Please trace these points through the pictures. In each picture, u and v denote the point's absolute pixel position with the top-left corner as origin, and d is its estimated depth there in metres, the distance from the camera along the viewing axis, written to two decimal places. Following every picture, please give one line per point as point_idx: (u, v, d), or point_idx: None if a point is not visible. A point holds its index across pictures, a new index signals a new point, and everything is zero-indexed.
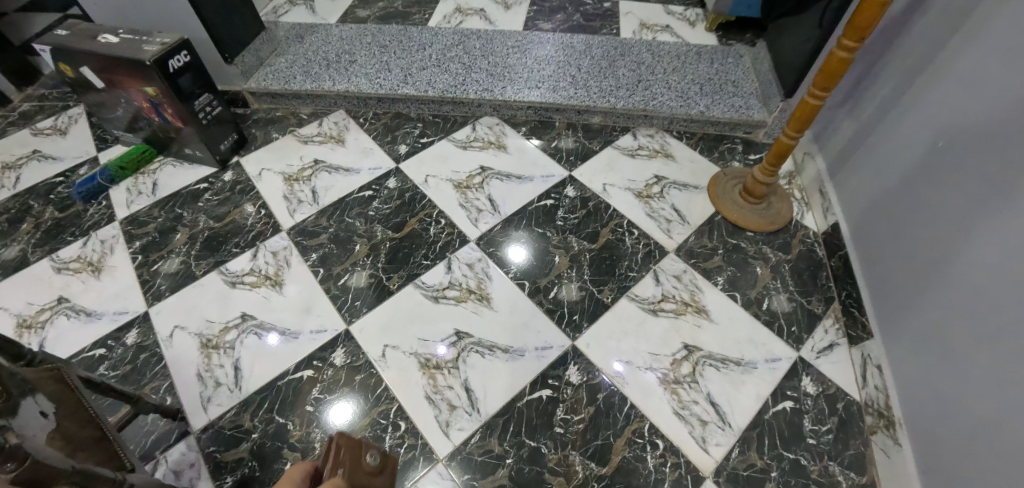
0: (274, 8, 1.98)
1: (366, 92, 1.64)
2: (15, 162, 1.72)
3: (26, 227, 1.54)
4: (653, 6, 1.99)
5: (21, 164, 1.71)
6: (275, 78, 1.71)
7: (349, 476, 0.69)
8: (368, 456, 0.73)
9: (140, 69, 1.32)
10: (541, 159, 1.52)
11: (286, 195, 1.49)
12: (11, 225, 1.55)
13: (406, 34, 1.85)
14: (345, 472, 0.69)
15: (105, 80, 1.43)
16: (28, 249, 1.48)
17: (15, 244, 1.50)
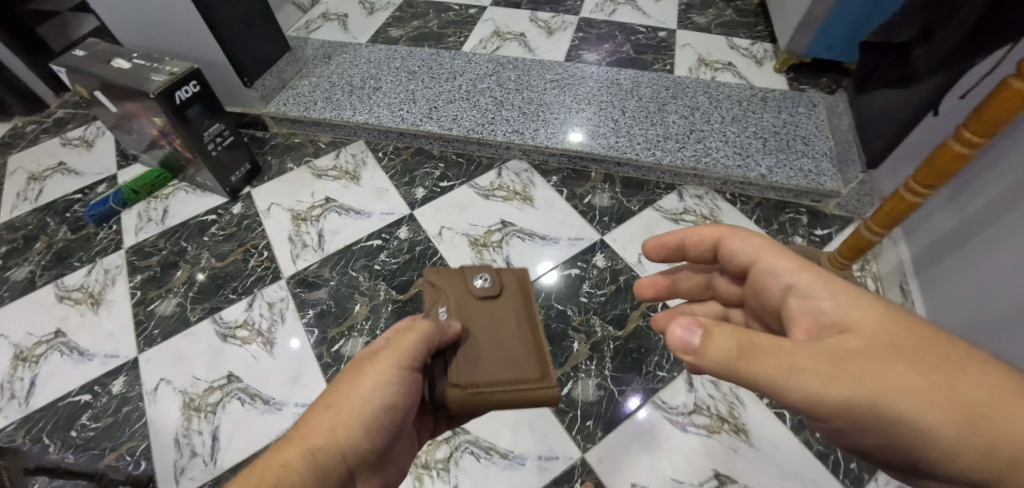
0: (306, 23, 1.92)
1: (387, 125, 1.52)
2: (40, 173, 1.71)
3: (39, 246, 1.51)
4: (713, 39, 1.78)
5: (46, 176, 1.69)
6: (297, 103, 1.61)
7: (457, 306, 0.85)
8: (475, 284, 0.88)
9: (147, 101, 1.25)
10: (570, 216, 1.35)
11: (292, 236, 1.39)
12: (26, 243, 1.52)
13: (438, 59, 1.71)
14: (452, 304, 0.86)
15: (118, 104, 1.37)
16: (37, 271, 1.45)
17: (25, 265, 1.47)
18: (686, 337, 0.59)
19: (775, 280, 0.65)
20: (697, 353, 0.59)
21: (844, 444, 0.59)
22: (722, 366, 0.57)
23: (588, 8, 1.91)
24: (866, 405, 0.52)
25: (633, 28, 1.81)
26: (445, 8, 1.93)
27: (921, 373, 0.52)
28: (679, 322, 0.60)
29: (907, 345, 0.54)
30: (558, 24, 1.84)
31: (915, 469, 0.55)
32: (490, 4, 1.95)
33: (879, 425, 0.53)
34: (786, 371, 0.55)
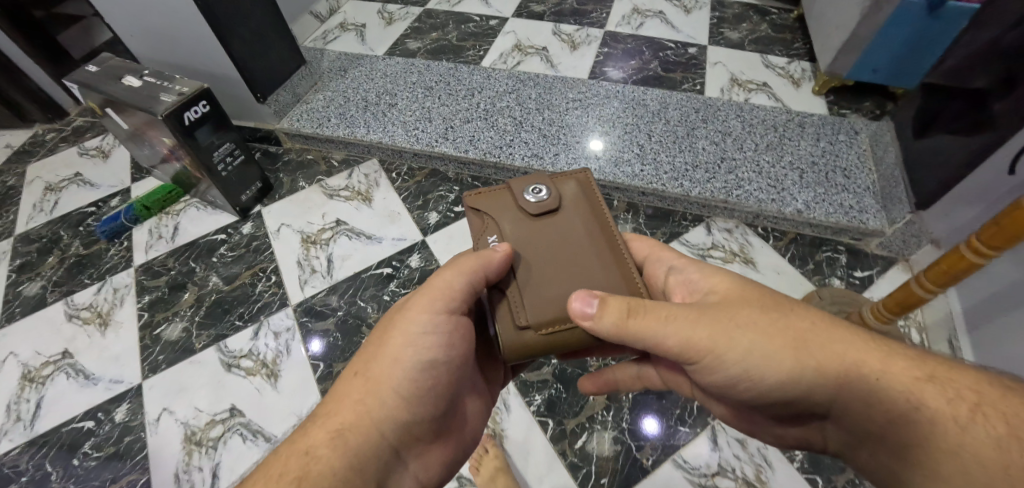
0: (324, 33, 1.88)
1: (401, 145, 1.46)
2: (57, 183, 1.70)
3: (51, 260, 1.50)
4: (746, 57, 1.69)
5: (62, 187, 1.69)
6: (310, 119, 1.57)
7: (514, 223, 0.87)
8: (527, 199, 0.88)
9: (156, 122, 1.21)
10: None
11: (301, 260, 1.35)
12: (39, 256, 1.51)
13: (456, 74, 1.65)
14: (507, 222, 0.88)
15: (128, 121, 1.34)
16: (48, 287, 1.44)
17: (37, 280, 1.46)
18: (584, 303, 0.77)
19: (663, 268, 0.90)
20: (594, 318, 0.76)
21: (716, 389, 0.77)
22: (613, 327, 0.74)
23: (613, 21, 1.83)
24: (722, 344, 0.72)
25: (661, 43, 1.73)
26: (465, 19, 1.87)
27: (762, 319, 0.72)
28: (578, 293, 0.78)
29: (753, 301, 0.75)
30: (582, 38, 1.76)
31: (769, 398, 0.73)
32: (512, 15, 1.88)
33: (733, 359, 0.72)
34: (664, 323, 0.73)
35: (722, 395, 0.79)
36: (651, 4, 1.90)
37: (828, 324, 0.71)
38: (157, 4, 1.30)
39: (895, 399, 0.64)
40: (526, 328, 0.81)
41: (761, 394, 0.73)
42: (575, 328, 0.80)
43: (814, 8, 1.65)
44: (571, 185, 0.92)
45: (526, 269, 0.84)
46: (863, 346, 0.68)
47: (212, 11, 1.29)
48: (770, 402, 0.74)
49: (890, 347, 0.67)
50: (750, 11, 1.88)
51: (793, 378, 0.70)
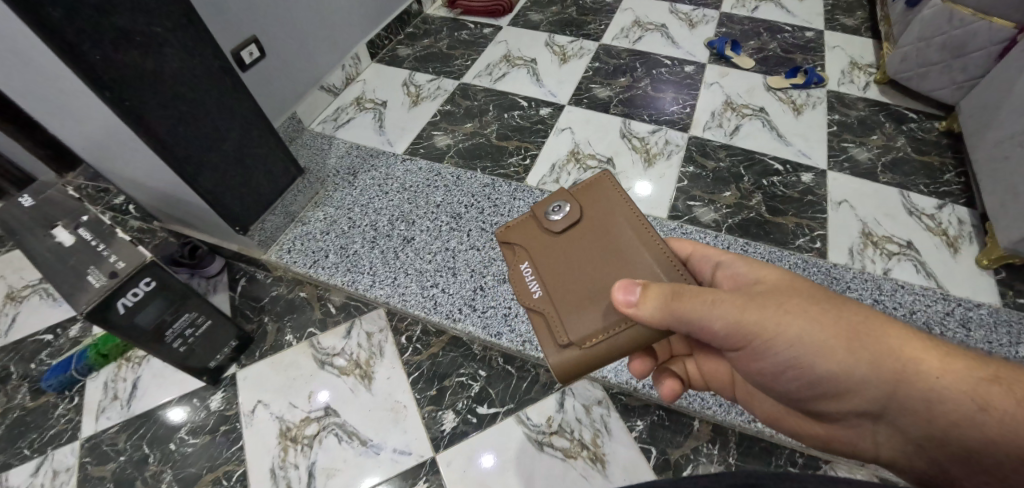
0: (337, 112, 1.53)
1: (413, 312, 1.11)
2: (18, 291, 1.43)
3: None
4: (880, 195, 1.29)
5: (23, 297, 1.41)
6: (304, 252, 1.22)
7: (536, 246, 0.82)
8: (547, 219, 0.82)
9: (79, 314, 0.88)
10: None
11: (274, 469, 1.04)
12: None
13: (493, 195, 1.28)
14: (531, 245, 0.83)
15: None
16: None
17: None
18: (627, 291, 0.69)
19: (705, 262, 0.83)
20: (638, 305, 0.69)
21: (760, 375, 0.74)
22: (658, 310, 0.68)
23: (700, 120, 1.43)
24: (774, 331, 0.67)
25: (763, 163, 1.33)
26: (510, 104, 1.50)
27: (818, 308, 0.67)
28: (621, 282, 0.70)
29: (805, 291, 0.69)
30: (659, 146, 1.37)
31: (817, 387, 0.69)
32: (569, 101, 1.50)
33: (783, 345, 0.68)
34: (717, 308, 0.67)
35: (764, 381, 0.75)
36: (749, 96, 1.49)
37: (886, 317, 0.66)
38: (98, 129, 0.96)
39: (950, 400, 0.61)
40: (569, 345, 0.76)
41: (810, 382, 0.69)
42: (610, 336, 0.75)
43: (987, 137, 1.21)
44: (598, 193, 0.83)
45: (558, 287, 0.78)
46: (916, 344, 0.64)
47: (171, 144, 0.95)
48: (817, 391, 0.70)
49: (947, 347, 0.64)
50: (879, 115, 1.46)
51: (845, 371, 0.66)
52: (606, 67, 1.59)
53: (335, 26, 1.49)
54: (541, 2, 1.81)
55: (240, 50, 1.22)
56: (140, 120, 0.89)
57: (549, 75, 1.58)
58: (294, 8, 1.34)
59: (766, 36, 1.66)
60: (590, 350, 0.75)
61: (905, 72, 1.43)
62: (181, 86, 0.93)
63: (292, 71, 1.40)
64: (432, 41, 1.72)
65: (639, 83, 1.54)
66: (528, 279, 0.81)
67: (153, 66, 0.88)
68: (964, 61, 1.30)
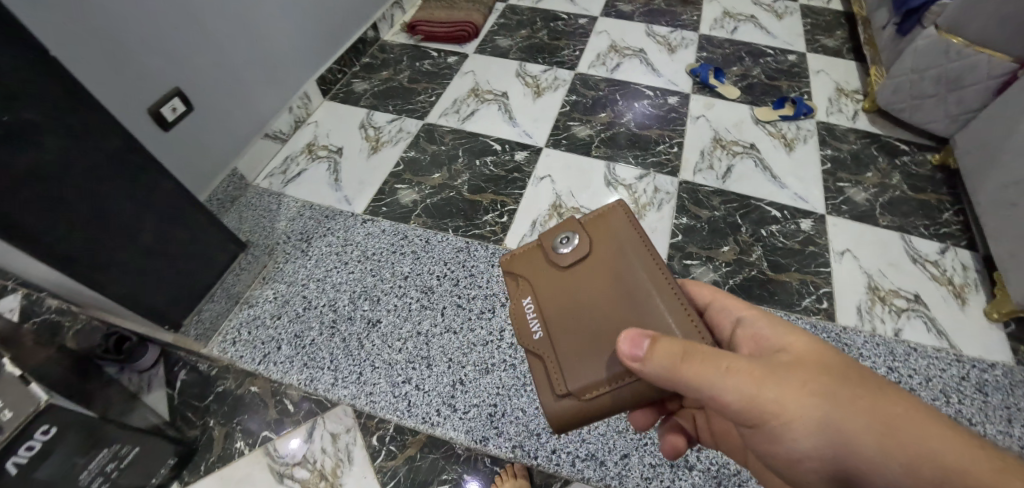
0: (285, 162, 1.35)
1: (384, 416, 0.97)
2: None
3: None
4: (881, 241, 1.21)
5: None
6: (252, 343, 1.06)
7: (541, 282, 0.67)
8: (555, 250, 0.67)
9: None
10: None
11: None
12: None
13: (468, 262, 1.14)
14: (535, 282, 0.68)
15: None
16: None
17: None
18: (634, 342, 0.56)
19: (726, 318, 0.70)
20: (642, 361, 0.55)
21: (770, 457, 0.61)
22: (664, 372, 0.55)
23: (689, 161, 1.32)
24: (793, 412, 0.55)
25: (759, 211, 1.24)
26: (481, 148, 1.35)
27: (845, 392, 0.55)
28: (631, 328, 0.57)
29: (832, 369, 0.57)
30: (648, 195, 1.25)
31: (834, 481, 0.57)
32: (547, 143, 1.36)
33: (801, 429, 0.55)
34: (732, 377, 0.55)
35: (771, 461, 0.62)
36: (738, 130, 1.39)
37: (922, 408, 0.53)
38: None
39: None
40: (564, 396, 0.62)
41: (826, 474, 0.57)
42: (614, 388, 0.60)
43: (990, 180, 1.14)
44: (612, 224, 0.66)
45: (560, 331, 0.64)
46: (961, 446, 0.51)
47: (65, 247, 0.76)
48: (835, 485, 0.57)
49: (1002, 455, 0.50)
50: (872, 148, 1.37)
51: (870, 468, 0.53)
52: (584, 101, 1.46)
53: (275, 66, 1.30)
54: (509, 26, 1.67)
55: (160, 107, 1.02)
56: (16, 227, 0.70)
57: (522, 111, 1.44)
58: (223, 50, 1.14)
59: (749, 61, 1.56)
60: (589, 403, 0.61)
61: (898, 103, 1.34)
62: (76, 176, 0.74)
63: (228, 122, 1.20)
64: (390, 74, 1.55)
65: (620, 120, 1.41)
66: (529, 315, 0.67)
67: (28, 160, 0.69)
68: (960, 95, 1.23)
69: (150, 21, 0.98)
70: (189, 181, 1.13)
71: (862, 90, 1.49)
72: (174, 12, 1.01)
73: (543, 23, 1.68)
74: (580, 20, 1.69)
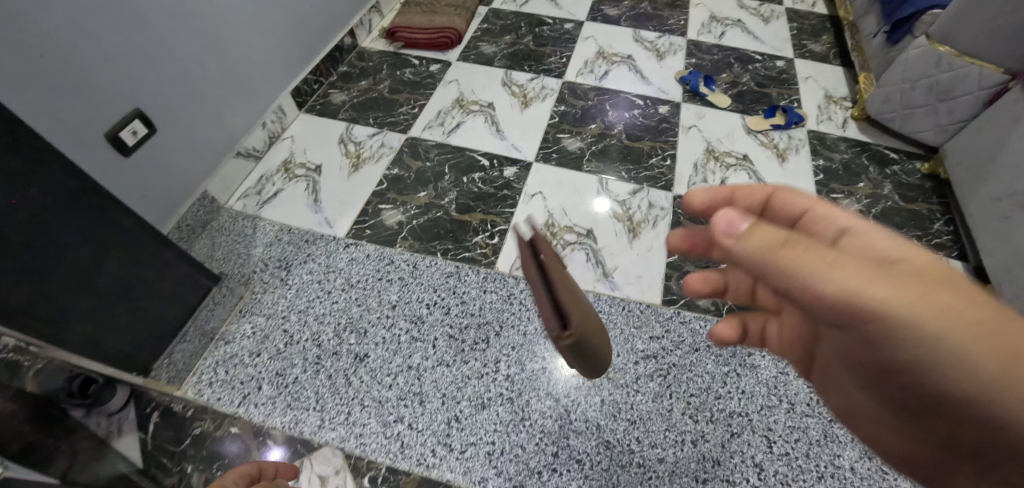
0: (260, 182, 1.27)
1: (375, 459, 0.91)
2: None
3: None
4: None
5: None
6: (230, 384, 0.99)
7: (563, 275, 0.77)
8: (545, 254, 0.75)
9: None
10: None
11: None
12: None
13: (458, 288, 1.09)
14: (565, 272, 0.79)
15: None
16: None
17: None
18: (732, 223, 0.47)
19: (831, 226, 0.53)
20: (738, 240, 0.46)
21: (856, 359, 0.50)
22: (759, 254, 0.45)
23: (683, 175, 1.29)
24: (911, 327, 0.42)
25: None
26: (469, 163, 1.29)
27: (980, 309, 0.40)
28: (728, 210, 0.47)
29: (966, 288, 0.42)
30: (642, 211, 1.22)
31: (931, 400, 0.45)
32: (537, 156, 1.31)
33: (916, 340, 0.42)
34: (835, 270, 0.42)
35: (867, 372, 0.50)
36: (730, 141, 1.37)
37: None
38: None
39: None
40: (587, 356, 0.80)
41: (926, 391, 0.45)
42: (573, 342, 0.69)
43: (982, 192, 1.13)
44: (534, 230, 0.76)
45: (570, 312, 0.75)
46: None
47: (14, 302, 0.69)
48: (927, 406, 0.46)
49: None
50: (862, 157, 1.36)
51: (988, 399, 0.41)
52: (573, 111, 1.41)
53: (245, 80, 1.22)
54: (493, 32, 1.62)
55: (120, 131, 0.94)
56: None
57: (509, 123, 1.38)
58: (187, 65, 1.06)
59: (738, 68, 1.54)
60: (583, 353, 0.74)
61: (888, 113, 1.34)
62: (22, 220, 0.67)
63: (196, 142, 1.12)
64: (370, 84, 1.49)
65: (611, 130, 1.37)
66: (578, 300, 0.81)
67: None
68: (950, 106, 1.21)
69: (105, 38, 0.89)
70: (154, 209, 1.05)
71: (850, 97, 1.47)
72: (132, 29, 0.93)
73: (528, 28, 1.63)
74: (565, 25, 1.64)
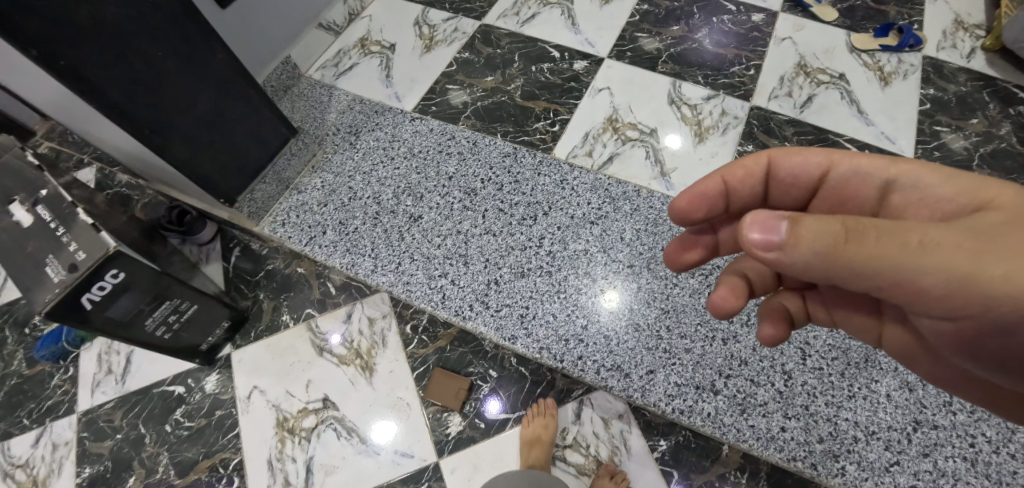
0: (338, 56, 1.34)
1: (419, 305, 1.00)
2: None
3: None
4: None
5: None
6: (299, 226, 1.11)
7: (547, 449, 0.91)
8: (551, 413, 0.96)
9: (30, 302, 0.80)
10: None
11: (272, 461, 1.00)
12: None
13: (513, 167, 1.11)
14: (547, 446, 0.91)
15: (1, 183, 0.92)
16: None
17: None
18: (764, 227, 0.48)
19: (867, 184, 0.60)
20: (783, 248, 0.48)
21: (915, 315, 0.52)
22: (815, 261, 0.48)
23: (766, 86, 1.20)
24: (986, 270, 0.45)
25: (836, 147, 1.12)
26: (539, 54, 1.28)
27: (1008, 239, 0.45)
28: (757, 214, 0.49)
29: (1010, 207, 0.48)
30: (713, 118, 1.17)
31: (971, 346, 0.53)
32: (610, 54, 1.27)
33: (946, 289, 0.46)
34: (889, 247, 0.46)
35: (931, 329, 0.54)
36: (827, 59, 1.23)
37: None
38: (44, 90, 0.82)
39: None
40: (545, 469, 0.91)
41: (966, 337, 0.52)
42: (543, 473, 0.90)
43: None
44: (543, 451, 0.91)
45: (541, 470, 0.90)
46: None
47: (127, 109, 0.79)
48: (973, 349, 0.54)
49: None
50: (983, 92, 1.16)
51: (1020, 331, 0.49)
52: (656, 11, 1.34)
53: None
54: None
55: None
56: (84, 81, 0.73)
57: (586, 17, 1.33)
58: None
59: None
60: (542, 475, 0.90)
61: None
62: (134, 39, 0.76)
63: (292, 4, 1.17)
64: None
65: (694, 35, 1.29)
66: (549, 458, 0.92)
67: (88, 13, 0.70)
68: None
69: None
70: (254, 61, 1.14)
71: (986, 24, 1.23)
72: None
73: None
74: None
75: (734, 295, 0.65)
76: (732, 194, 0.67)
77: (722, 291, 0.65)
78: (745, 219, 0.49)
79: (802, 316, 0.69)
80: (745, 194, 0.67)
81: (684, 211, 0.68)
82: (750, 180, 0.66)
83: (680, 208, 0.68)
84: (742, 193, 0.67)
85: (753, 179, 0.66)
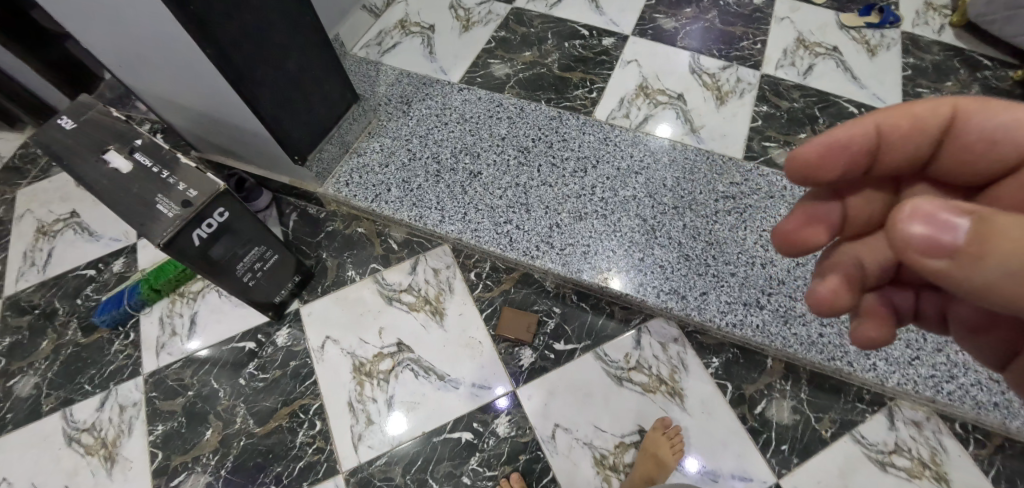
0: (379, 35, 1.43)
1: (488, 248, 1.09)
2: (51, 225, 1.35)
3: (47, 346, 1.19)
4: None
5: (57, 231, 1.34)
6: (363, 185, 1.18)
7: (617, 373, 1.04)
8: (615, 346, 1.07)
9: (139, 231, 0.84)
10: (830, 464, 0.95)
11: (353, 402, 1.06)
12: (34, 335, 1.21)
13: (560, 128, 1.22)
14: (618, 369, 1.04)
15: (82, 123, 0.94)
16: (44, 387, 1.15)
17: (31, 374, 1.16)
18: (937, 219, 0.39)
19: None
20: (957, 254, 0.39)
21: None
22: (999, 279, 0.38)
23: (772, 58, 1.36)
24: None
25: (837, 106, 1.28)
26: (570, 32, 1.40)
27: None
28: (925, 201, 0.39)
29: None
30: (730, 84, 1.31)
31: None
32: (633, 31, 1.41)
33: None
34: None
35: None
36: (822, 33, 1.40)
37: None
38: (143, 36, 0.86)
39: None
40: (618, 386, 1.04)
41: None
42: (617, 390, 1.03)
43: None
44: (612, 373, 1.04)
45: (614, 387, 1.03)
46: None
47: (235, 60, 0.86)
48: None
49: None
50: (954, 60, 1.35)
51: None
52: None
53: None
54: None
55: None
56: (205, 28, 0.79)
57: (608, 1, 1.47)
58: None
59: None
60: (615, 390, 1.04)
61: (989, 15, 1.29)
62: None
63: None
64: None
65: (705, 16, 1.45)
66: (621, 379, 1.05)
67: None
68: None
69: None
70: None
71: (951, 5, 1.44)
72: None
73: None
74: None
75: (845, 291, 0.53)
76: (884, 150, 0.50)
77: (829, 283, 0.53)
78: (903, 208, 0.40)
79: (909, 314, 0.60)
80: (903, 155, 0.51)
81: (811, 170, 0.50)
82: (917, 138, 0.50)
83: (803, 164, 0.50)
84: (899, 152, 0.51)
85: (921, 135, 0.50)
